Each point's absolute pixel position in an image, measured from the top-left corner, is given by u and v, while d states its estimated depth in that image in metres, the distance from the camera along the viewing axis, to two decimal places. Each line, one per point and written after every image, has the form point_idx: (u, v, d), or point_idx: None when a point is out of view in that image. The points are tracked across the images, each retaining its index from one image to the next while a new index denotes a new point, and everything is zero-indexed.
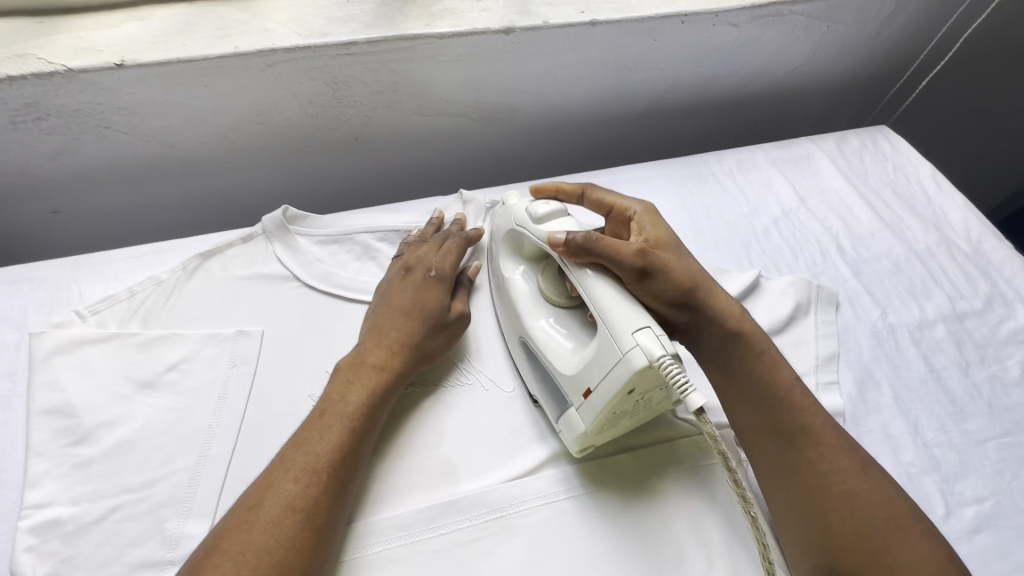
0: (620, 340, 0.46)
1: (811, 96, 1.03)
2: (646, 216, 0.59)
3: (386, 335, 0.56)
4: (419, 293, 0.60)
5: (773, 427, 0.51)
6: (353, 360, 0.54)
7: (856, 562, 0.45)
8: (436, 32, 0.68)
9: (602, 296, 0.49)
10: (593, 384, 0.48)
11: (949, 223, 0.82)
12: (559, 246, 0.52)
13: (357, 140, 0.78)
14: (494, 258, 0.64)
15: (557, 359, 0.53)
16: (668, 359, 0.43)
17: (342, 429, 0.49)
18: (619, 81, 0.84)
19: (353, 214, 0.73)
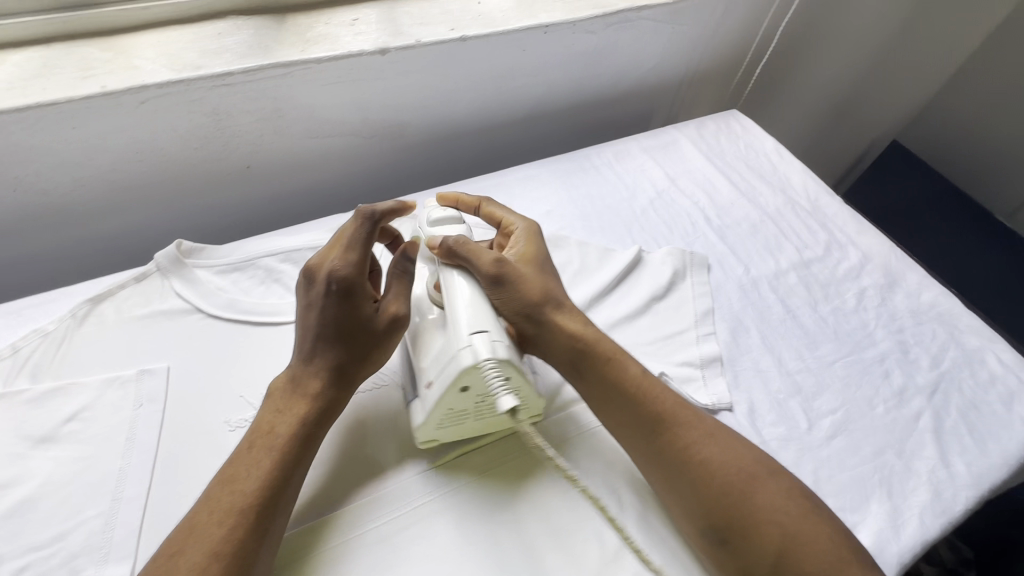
0: (461, 336, 0.51)
1: (677, 86, 1.14)
2: (527, 231, 0.66)
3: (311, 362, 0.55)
4: (332, 309, 0.55)
5: (636, 420, 0.55)
6: (287, 381, 0.55)
7: (745, 537, 0.49)
8: (312, 57, 0.70)
9: (459, 289, 0.55)
10: (434, 378, 0.53)
11: (792, 186, 0.94)
12: (434, 248, 0.58)
13: (248, 168, 0.79)
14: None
15: (417, 362, 0.57)
16: (492, 364, 0.48)
17: (270, 460, 0.50)
18: (499, 90, 0.89)
19: (251, 240, 0.73)
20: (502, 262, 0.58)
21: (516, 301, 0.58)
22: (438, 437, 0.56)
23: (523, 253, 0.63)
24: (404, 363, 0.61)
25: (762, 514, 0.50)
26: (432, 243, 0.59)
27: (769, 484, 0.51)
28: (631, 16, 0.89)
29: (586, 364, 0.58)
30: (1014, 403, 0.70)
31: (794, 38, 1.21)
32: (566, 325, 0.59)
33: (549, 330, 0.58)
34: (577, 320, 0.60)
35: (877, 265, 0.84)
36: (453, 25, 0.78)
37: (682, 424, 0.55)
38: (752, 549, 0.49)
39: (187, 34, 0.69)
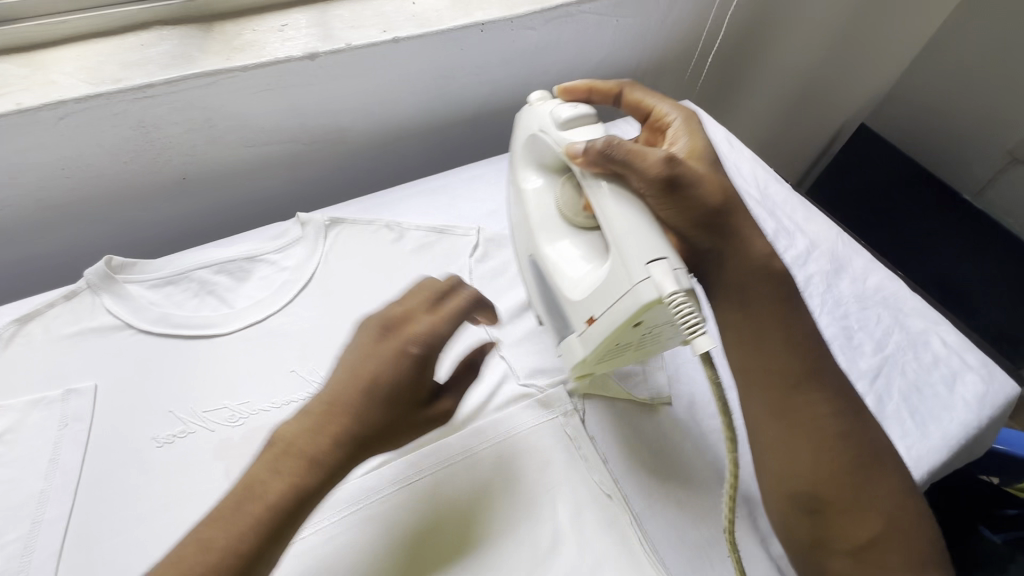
0: (636, 269, 0.50)
1: (630, 78, 1.13)
2: (687, 120, 0.70)
3: (324, 423, 0.47)
4: (398, 375, 0.49)
5: (802, 367, 0.58)
6: (325, 407, 0.48)
7: (844, 514, 0.55)
8: (237, 65, 0.69)
9: (619, 203, 0.55)
10: (598, 312, 0.54)
11: (742, 175, 0.94)
12: (579, 157, 0.59)
13: (184, 180, 0.78)
14: (517, 165, 0.72)
15: (569, 287, 0.60)
16: (680, 296, 0.47)
17: (298, 481, 0.45)
18: (441, 90, 0.89)
19: (186, 252, 0.72)
20: (673, 167, 0.56)
21: (693, 211, 0.58)
22: (590, 367, 0.60)
23: (690, 147, 0.67)
24: (540, 282, 0.66)
25: (863, 502, 0.55)
26: (576, 153, 0.59)
27: (872, 481, 0.55)
28: (572, 10, 0.88)
29: (751, 290, 0.60)
30: (956, 383, 0.71)
31: (747, 27, 1.21)
32: (744, 229, 0.61)
33: (715, 242, 0.60)
34: (750, 224, 0.62)
35: (824, 251, 0.84)
36: (386, 27, 0.77)
37: (846, 398, 0.58)
38: (843, 538, 0.55)
39: (109, 47, 0.68)
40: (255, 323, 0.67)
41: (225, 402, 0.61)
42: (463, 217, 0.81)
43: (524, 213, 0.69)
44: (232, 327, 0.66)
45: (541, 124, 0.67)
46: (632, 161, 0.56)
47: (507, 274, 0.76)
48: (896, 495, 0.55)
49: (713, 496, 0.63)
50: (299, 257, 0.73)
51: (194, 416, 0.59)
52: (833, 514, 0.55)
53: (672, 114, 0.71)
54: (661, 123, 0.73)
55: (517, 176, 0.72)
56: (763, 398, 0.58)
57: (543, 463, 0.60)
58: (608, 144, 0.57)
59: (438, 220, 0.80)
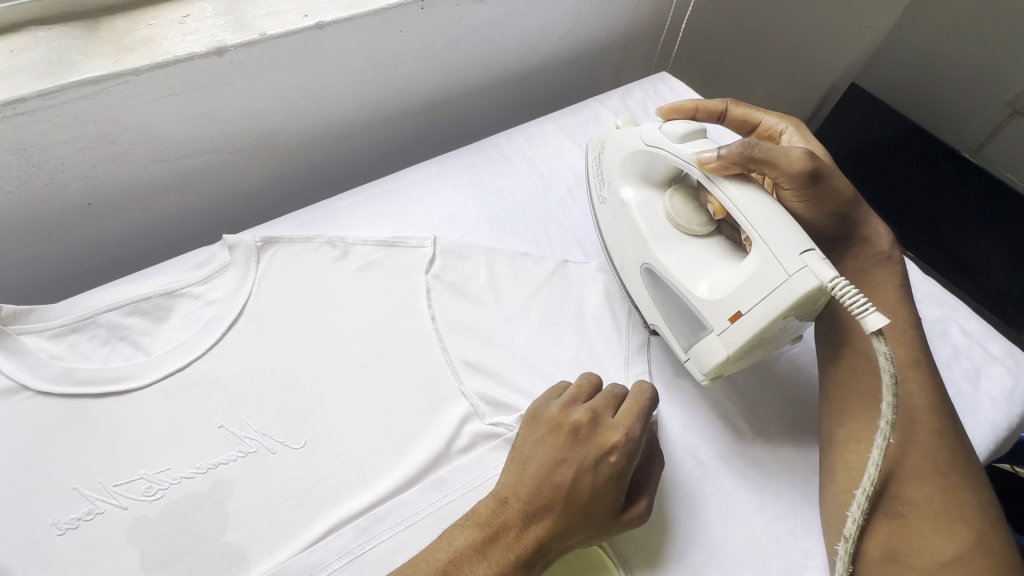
0: (788, 258, 0.49)
1: (598, 50, 1.02)
2: (796, 126, 0.74)
3: (526, 526, 0.47)
4: (570, 492, 0.48)
5: (909, 343, 0.60)
6: (526, 503, 0.48)
7: (943, 498, 0.53)
8: (128, 69, 0.58)
9: (755, 197, 0.53)
10: (745, 308, 0.51)
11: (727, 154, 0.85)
12: (710, 163, 0.55)
13: (91, 206, 0.67)
14: (610, 181, 0.68)
15: (693, 286, 0.57)
16: (842, 281, 0.46)
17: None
18: (384, 80, 0.78)
19: (94, 292, 0.62)
20: (815, 160, 0.58)
21: (830, 203, 0.61)
22: (728, 370, 0.56)
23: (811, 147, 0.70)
24: (655, 291, 0.62)
25: (961, 483, 0.54)
26: (709, 160, 0.55)
27: (964, 490, 0.54)
28: None
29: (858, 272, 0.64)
30: (981, 378, 0.64)
31: None
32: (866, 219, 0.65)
33: (845, 227, 0.64)
34: (873, 211, 0.66)
35: None
36: (307, 11, 0.66)
37: (943, 392, 0.58)
38: (922, 557, 0.52)
39: None
40: (176, 371, 0.57)
41: (141, 472, 0.51)
42: (417, 225, 0.72)
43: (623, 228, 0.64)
44: (151, 378, 0.56)
45: (651, 138, 0.62)
46: (765, 160, 0.56)
47: (471, 288, 0.67)
48: (981, 512, 0.53)
49: (718, 543, 0.54)
50: (228, 287, 0.63)
51: (102, 491, 0.50)
52: (920, 523, 0.52)
53: (775, 121, 0.76)
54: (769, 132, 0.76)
55: (615, 189, 0.67)
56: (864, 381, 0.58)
57: None
58: (745, 146, 0.55)
59: (387, 232, 0.70)
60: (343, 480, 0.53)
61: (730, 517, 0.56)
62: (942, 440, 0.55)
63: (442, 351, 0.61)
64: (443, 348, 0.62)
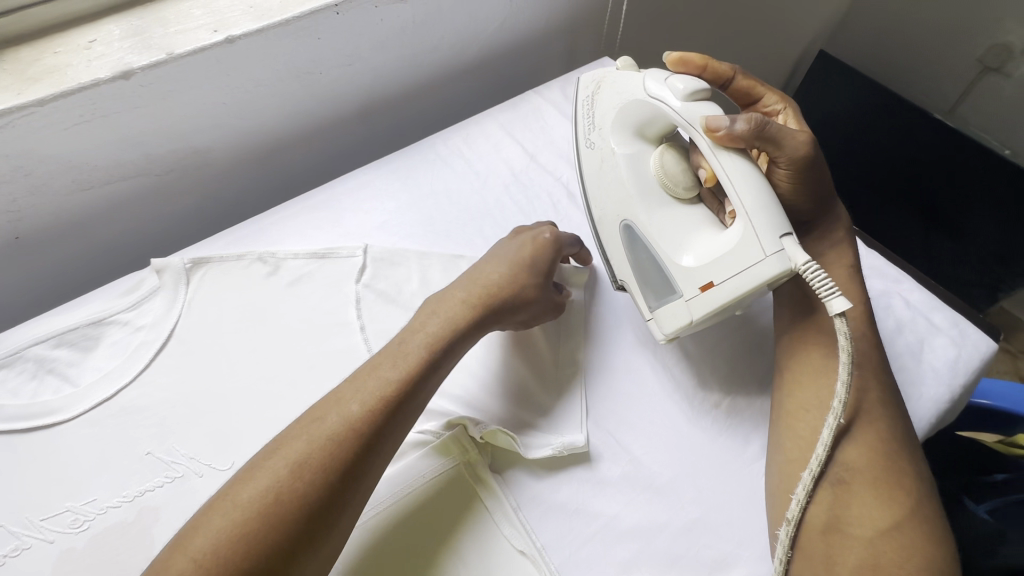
0: (763, 238, 0.49)
1: (539, 39, 1.01)
2: (791, 110, 0.70)
3: (474, 295, 0.58)
4: (507, 269, 0.60)
5: (861, 316, 0.60)
6: (475, 286, 0.59)
7: (883, 466, 0.53)
8: (30, 100, 0.57)
9: (744, 172, 0.51)
10: (718, 280, 0.52)
11: None
12: (719, 130, 0.52)
13: (18, 239, 0.67)
14: (603, 127, 0.63)
15: (671, 253, 0.56)
16: (815, 266, 0.47)
17: (446, 333, 0.54)
18: (310, 88, 0.77)
19: (22, 326, 0.62)
20: (816, 147, 0.58)
21: (816, 189, 0.61)
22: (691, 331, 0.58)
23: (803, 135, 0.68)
24: (628, 251, 0.62)
25: (901, 453, 0.53)
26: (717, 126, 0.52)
27: (904, 460, 0.53)
28: None
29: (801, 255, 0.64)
30: (924, 350, 0.62)
31: None
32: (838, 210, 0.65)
33: (818, 213, 0.64)
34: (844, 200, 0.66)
35: None
36: (216, 26, 0.65)
37: (887, 367, 0.58)
38: (862, 525, 0.51)
39: None
40: (103, 401, 0.57)
41: (67, 504, 0.51)
42: (350, 234, 0.71)
43: (604, 183, 0.63)
44: (78, 410, 0.56)
45: (655, 90, 0.57)
46: (770, 139, 0.55)
47: (403, 295, 0.66)
48: (917, 482, 0.53)
49: (652, 536, 0.54)
50: (157, 311, 0.63)
51: (29, 526, 0.50)
52: (861, 491, 0.52)
53: (774, 100, 0.70)
54: (765, 111, 0.71)
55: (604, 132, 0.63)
56: (812, 354, 0.58)
57: (517, 484, 0.56)
58: (756, 121, 0.52)
59: (318, 244, 0.70)
60: None
61: (666, 509, 0.55)
62: (885, 408, 0.55)
63: None
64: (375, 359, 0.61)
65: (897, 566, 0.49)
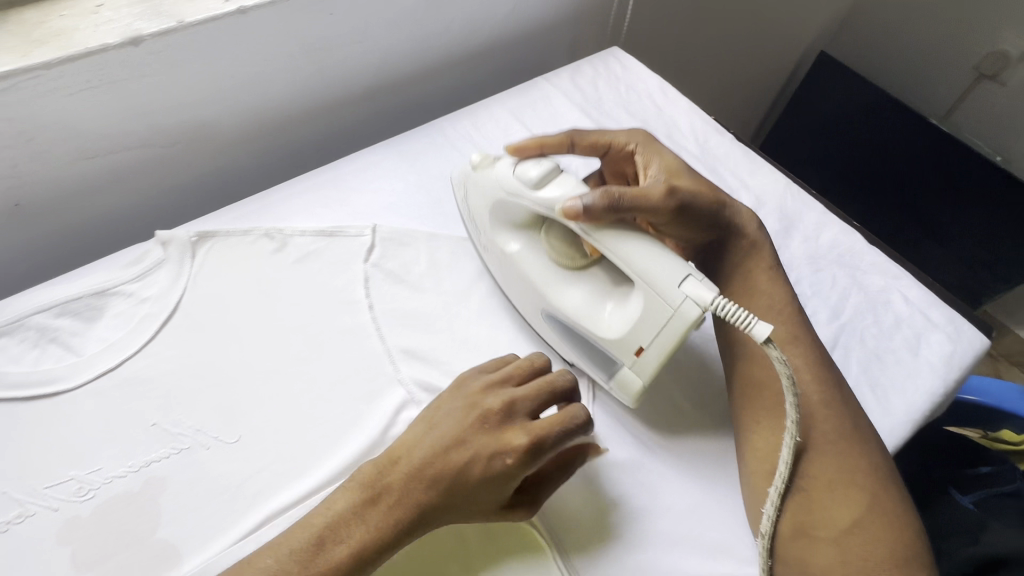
0: (667, 292, 0.49)
1: (548, 27, 1.01)
2: (645, 145, 0.67)
3: (416, 479, 0.47)
4: (461, 481, 0.47)
5: (789, 326, 0.60)
6: (422, 474, 0.47)
7: (833, 469, 0.53)
8: (36, 63, 0.56)
9: (631, 245, 0.51)
10: (647, 342, 0.51)
11: (678, 130, 0.84)
12: (579, 216, 0.51)
13: (18, 206, 0.66)
14: (484, 228, 0.64)
15: (592, 323, 0.56)
16: (720, 300, 0.48)
17: (382, 535, 0.46)
18: (319, 66, 0.76)
19: (23, 295, 0.61)
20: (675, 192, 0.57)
21: (704, 219, 0.61)
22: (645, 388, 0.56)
23: (664, 166, 0.65)
24: (557, 329, 0.60)
25: (849, 448, 0.54)
26: (575, 216, 0.51)
27: (857, 457, 0.54)
28: None
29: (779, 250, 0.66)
30: (921, 345, 0.64)
31: None
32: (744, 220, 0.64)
33: (721, 232, 0.64)
34: (732, 199, 0.66)
35: (771, 209, 0.75)
36: None
37: (826, 363, 0.59)
38: (826, 528, 0.51)
39: None
40: (108, 372, 0.57)
41: (72, 473, 0.51)
42: (358, 213, 0.71)
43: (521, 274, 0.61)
44: (81, 380, 0.56)
45: (511, 185, 0.58)
46: (633, 206, 0.54)
47: (412, 275, 0.67)
48: (872, 473, 0.53)
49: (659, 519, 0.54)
50: (162, 284, 0.62)
51: (32, 494, 0.50)
52: (819, 494, 0.52)
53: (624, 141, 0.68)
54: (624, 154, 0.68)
55: (495, 241, 0.63)
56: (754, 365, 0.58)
57: None
58: (610, 196, 0.51)
59: (325, 222, 0.69)
60: (275, 474, 0.53)
61: (669, 489, 0.56)
62: (830, 409, 0.56)
63: (379, 340, 0.61)
64: (382, 338, 0.61)
65: (864, 563, 0.49)
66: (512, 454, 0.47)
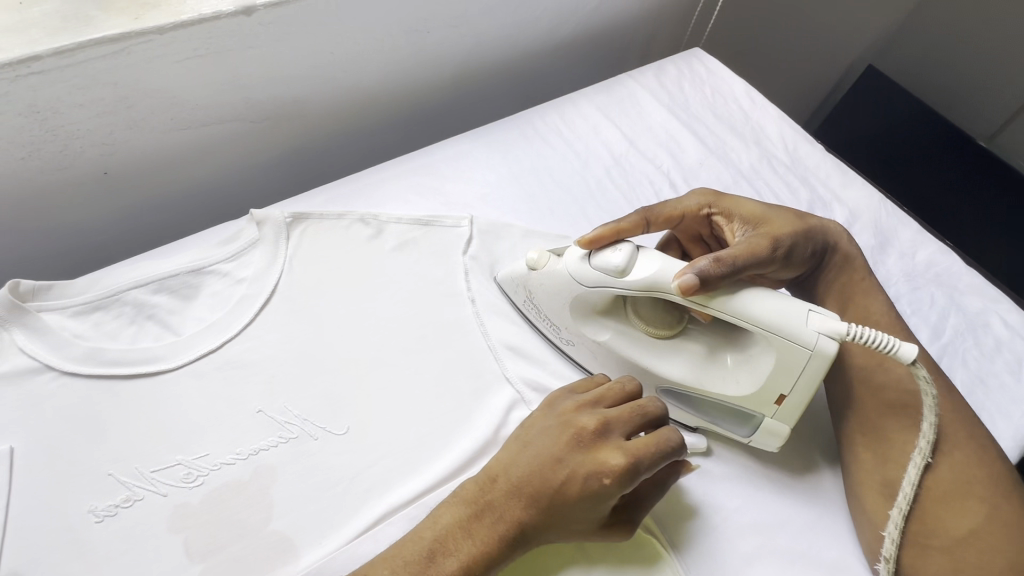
0: (799, 335, 0.46)
1: (627, 23, 0.99)
2: (718, 202, 0.62)
3: (513, 497, 0.45)
4: (561, 499, 0.45)
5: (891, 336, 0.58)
6: (519, 490, 0.45)
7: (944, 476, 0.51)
8: (150, 27, 0.54)
9: (757, 301, 0.48)
10: (789, 390, 0.50)
11: (767, 137, 0.83)
12: (695, 291, 0.48)
13: (106, 175, 0.63)
14: (566, 324, 0.58)
15: (722, 382, 0.53)
16: (856, 328, 0.46)
17: (485, 550, 0.44)
18: (413, 48, 0.74)
19: (116, 269, 0.59)
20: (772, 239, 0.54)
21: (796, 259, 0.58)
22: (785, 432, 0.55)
23: (747, 212, 0.60)
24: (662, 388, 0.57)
25: (960, 454, 0.52)
26: (690, 291, 0.48)
27: (968, 462, 0.51)
28: None
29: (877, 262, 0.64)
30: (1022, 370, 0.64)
31: None
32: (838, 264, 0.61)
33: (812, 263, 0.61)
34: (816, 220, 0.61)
35: (866, 224, 0.74)
36: None
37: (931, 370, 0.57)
38: (939, 536, 0.49)
39: None
40: (209, 353, 0.55)
41: (179, 457, 0.49)
42: (452, 204, 0.69)
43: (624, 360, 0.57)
44: (181, 360, 0.54)
45: (594, 279, 0.53)
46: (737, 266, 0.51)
47: None
48: (986, 478, 0.51)
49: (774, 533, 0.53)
50: (258, 265, 0.60)
51: (140, 478, 0.48)
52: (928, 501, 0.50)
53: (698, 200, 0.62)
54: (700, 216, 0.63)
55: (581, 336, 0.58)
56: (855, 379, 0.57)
57: None
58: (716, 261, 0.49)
59: (421, 211, 0.67)
60: (388, 468, 0.51)
61: (779, 503, 0.55)
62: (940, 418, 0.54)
63: (483, 336, 0.60)
64: (487, 334, 0.60)
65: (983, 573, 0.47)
66: (609, 474, 0.45)
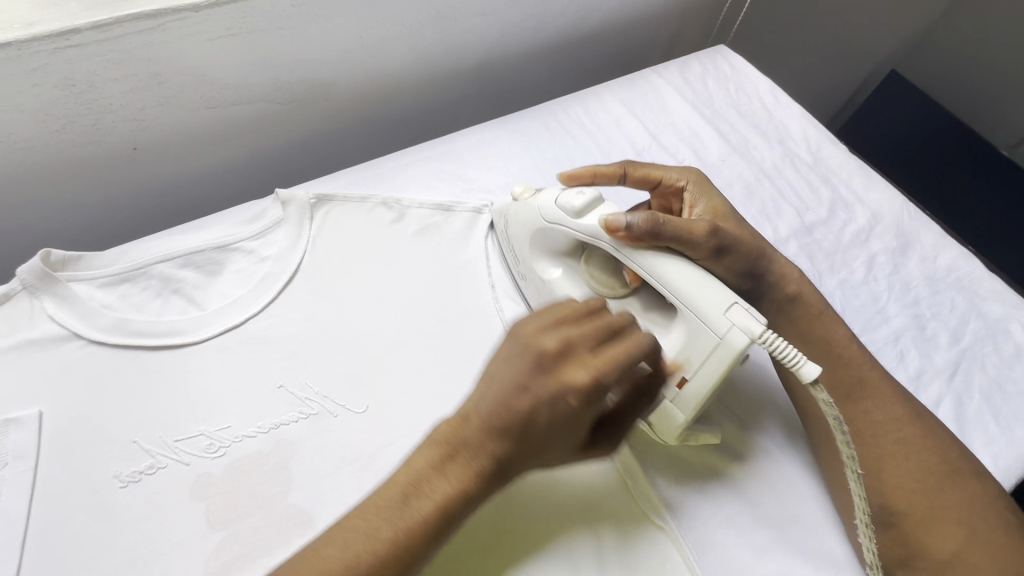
0: (713, 319, 0.46)
1: (653, 18, 0.99)
2: (698, 183, 0.62)
3: (484, 430, 0.41)
4: (540, 420, 0.42)
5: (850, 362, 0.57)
6: (490, 421, 0.42)
7: (928, 497, 0.49)
8: (187, 4, 0.54)
9: (675, 272, 0.49)
10: (689, 374, 0.48)
11: (791, 136, 0.83)
12: (621, 231, 0.50)
13: (136, 151, 0.64)
14: (524, 258, 0.61)
15: None
16: (769, 333, 0.45)
17: (463, 489, 0.41)
18: (441, 35, 0.74)
19: (144, 242, 0.60)
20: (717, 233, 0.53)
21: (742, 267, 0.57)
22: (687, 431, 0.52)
23: (711, 209, 0.61)
24: None
25: (944, 472, 0.51)
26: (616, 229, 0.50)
27: (952, 482, 0.50)
28: None
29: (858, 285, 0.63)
30: None
31: None
32: (784, 269, 0.60)
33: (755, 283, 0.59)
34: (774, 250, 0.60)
35: (887, 227, 0.74)
36: None
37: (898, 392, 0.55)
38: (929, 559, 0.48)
39: None
40: (233, 328, 0.56)
41: (202, 428, 0.50)
42: (474, 191, 0.70)
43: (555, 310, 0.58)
44: (205, 334, 0.55)
45: (552, 215, 0.55)
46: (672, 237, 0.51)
47: None
48: (971, 496, 0.50)
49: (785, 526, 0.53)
50: (282, 243, 0.60)
51: (164, 446, 0.49)
52: (916, 523, 0.49)
53: (677, 176, 0.63)
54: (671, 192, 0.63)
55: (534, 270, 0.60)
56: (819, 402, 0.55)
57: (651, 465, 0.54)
58: (655, 219, 0.50)
59: (444, 196, 0.68)
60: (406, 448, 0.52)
61: (791, 498, 0.55)
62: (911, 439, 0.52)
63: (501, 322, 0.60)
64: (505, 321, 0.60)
65: None
66: (574, 394, 0.42)
